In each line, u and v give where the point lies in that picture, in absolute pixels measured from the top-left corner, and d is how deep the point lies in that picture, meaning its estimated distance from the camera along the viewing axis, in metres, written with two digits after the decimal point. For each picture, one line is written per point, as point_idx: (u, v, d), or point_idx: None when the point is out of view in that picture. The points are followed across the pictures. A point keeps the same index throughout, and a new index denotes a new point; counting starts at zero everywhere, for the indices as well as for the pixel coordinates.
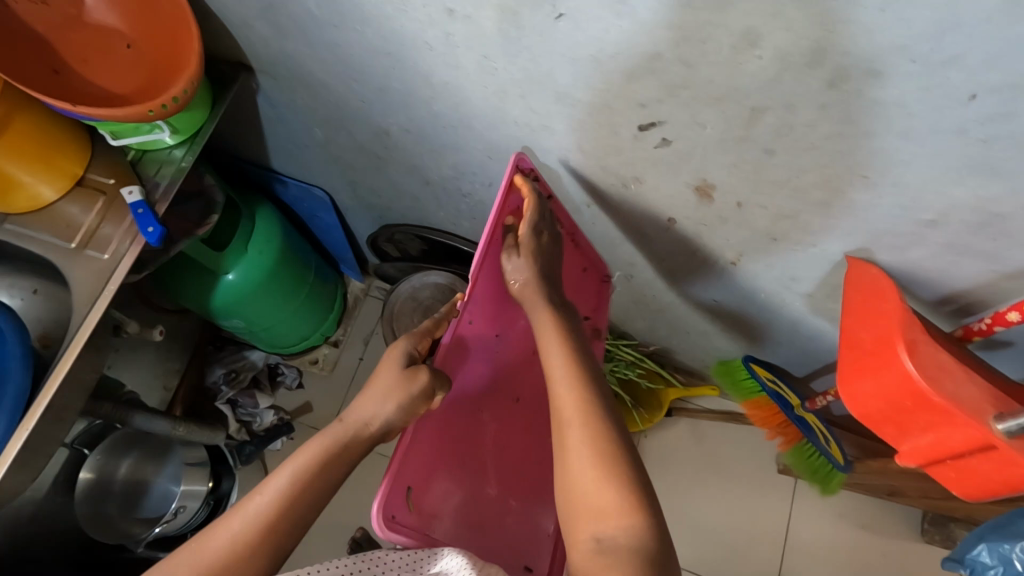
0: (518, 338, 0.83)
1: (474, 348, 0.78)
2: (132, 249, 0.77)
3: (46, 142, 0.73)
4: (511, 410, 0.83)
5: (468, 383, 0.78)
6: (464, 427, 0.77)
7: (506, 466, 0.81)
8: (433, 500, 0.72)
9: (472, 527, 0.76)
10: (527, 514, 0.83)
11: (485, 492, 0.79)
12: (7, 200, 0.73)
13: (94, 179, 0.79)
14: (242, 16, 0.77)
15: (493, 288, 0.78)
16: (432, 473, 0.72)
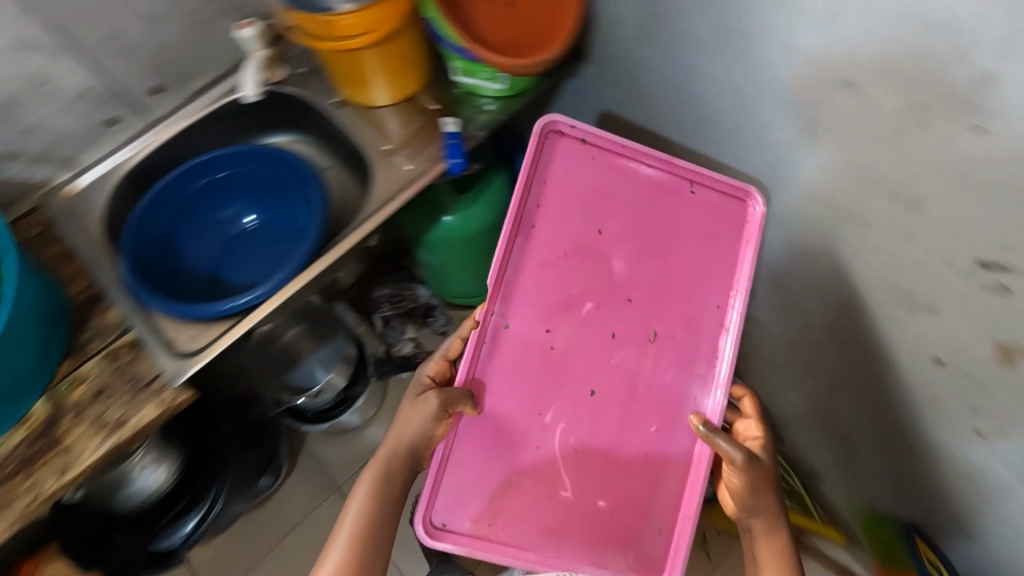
0: (581, 330, 0.74)
1: (517, 348, 0.73)
2: (431, 172, 0.85)
3: (407, 61, 0.83)
4: (589, 406, 0.73)
5: (517, 380, 0.72)
6: (518, 424, 0.72)
7: (586, 466, 0.72)
8: (499, 504, 0.70)
9: (554, 534, 0.70)
10: (629, 521, 0.72)
11: (560, 496, 0.71)
12: (356, 91, 0.86)
13: (420, 101, 0.89)
14: (615, 13, 0.80)
15: (531, 276, 0.73)
16: (475, 484, 0.70)
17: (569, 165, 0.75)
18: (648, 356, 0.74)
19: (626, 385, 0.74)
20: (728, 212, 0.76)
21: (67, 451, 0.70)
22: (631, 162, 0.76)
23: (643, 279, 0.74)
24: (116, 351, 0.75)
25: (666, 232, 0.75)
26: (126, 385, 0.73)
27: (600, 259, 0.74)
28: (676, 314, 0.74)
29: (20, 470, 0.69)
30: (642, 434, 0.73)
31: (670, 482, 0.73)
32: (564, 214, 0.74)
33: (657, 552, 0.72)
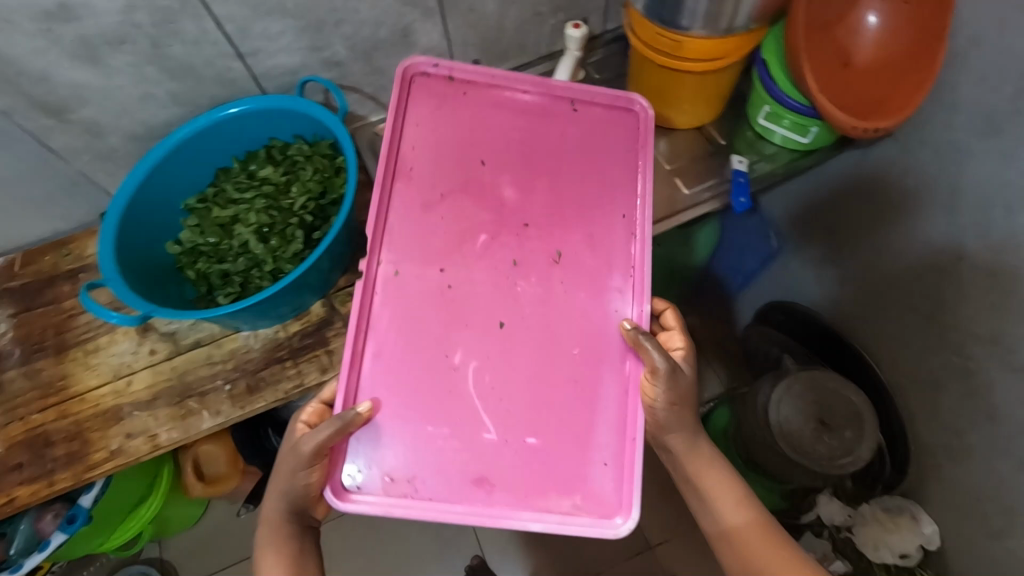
0: (474, 258, 0.67)
1: (427, 297, 0.65)
2: (709, 204, 0.84)
3: (710, 95, 0.84)
4: (494, 342, 0.64)
5: (421, 340, 0.64)
6: (421, 372, 0.63)
7: (519, 413, 0.62)
8: (410, 462, 0.59)
9: (483, 482, 0.60)
10: (568, 476, 0.61)
11: (466, 429, 0.61)
12: (647, 104, 0.88)
13: (706, 133, 0.90)
14: (964, 100, 0.77)
15: (405, 207, 0.67)
16: (386, 443, 0.60)
17: (436, 112, 0.72)
18: (560, 283, 0.66)
19: (512, 300, 0.66)
20: (619, 121, 0.74)
21: (332, 352, 0.77)
22: (506, 91, 0.74)
23: (536, 211, 0.69)
24: None
25: (546, 151, 0.72)
26: None
27: (490, 185, 0.69)
28: (580, 234, 0.68)
29: (292, 356, 0.77)
30: (565, 356, 0.64)
31: (584, 411, 0.63)
32: (444, 146, 0.70)
33: (609, 490, 0.61)
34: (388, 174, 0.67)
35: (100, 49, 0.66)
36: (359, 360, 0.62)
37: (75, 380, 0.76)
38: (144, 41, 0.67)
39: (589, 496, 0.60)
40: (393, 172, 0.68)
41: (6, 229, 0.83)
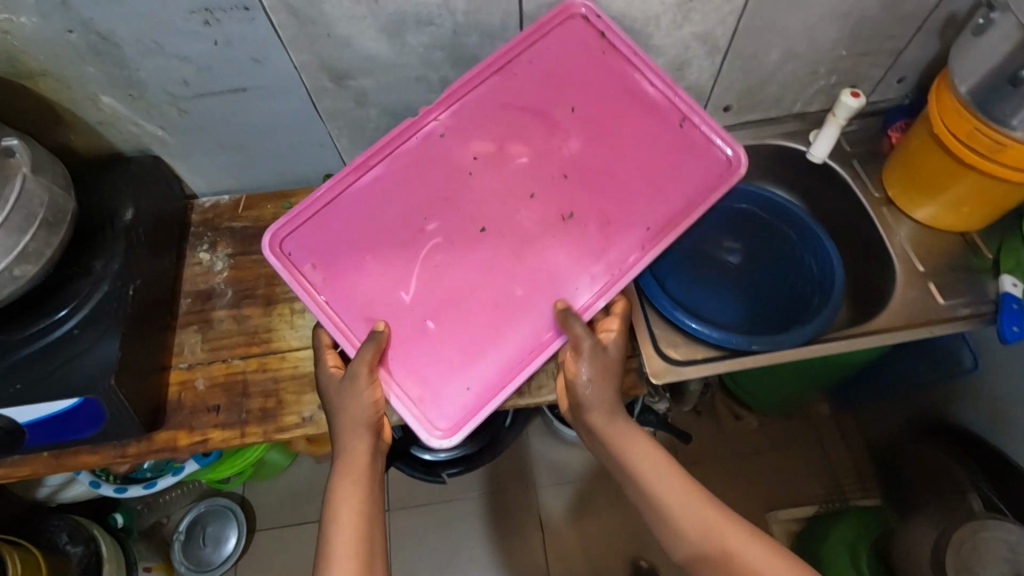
0: (504, 172, 0.71)
1: (434, 157, 0.71)
2: (967, 322, 0.75)
3: (995, 210, 0.75)
4: (465, 238, 0.70)
5: (412, 185, 0.70)
6: (394, 215, 0.70)
7: (440, 285, 0.68)
8: (333, 262, 0.69)
9: (357, 293, 0.68)
10: (442, 374, 0.66)
11: (388, 279, 0.69)
12: (909, 195, 0.81)
13: (972, 242, 0.81)
14: None
15: (485, 102, 0.71)
16: (321, 246, 0.69)
17: (572, 47, 0.70)
18: (549, 230, 0.69)
19: (513, 242, 0.70)
20: (708, 163, 0.70)
21: (532, 376, 0.74)
22: (636, 74, 0.71)
23: (585, 172, 0.70)
24: None
25: (617, 135, 0.71)
26: None
27: (555, 136, 0.71)
28: (596, 211, 0.69)
29: None
30: (504, 293, 0.68)
31: (480, 329, 0.67)
32: (543, 79, 0.71)
33: (455, 405, 0.65)
34: (499, 66, 0.71)
35: (407, 26, 0.65)
36: (365, 169, 0.70)
37: (279, 337, 0.76)
38: (449, 26, 0.66)
39: (432, 398, 0.66)
40: (500, 70, 0.71)
41: (239, 171, 0.84)
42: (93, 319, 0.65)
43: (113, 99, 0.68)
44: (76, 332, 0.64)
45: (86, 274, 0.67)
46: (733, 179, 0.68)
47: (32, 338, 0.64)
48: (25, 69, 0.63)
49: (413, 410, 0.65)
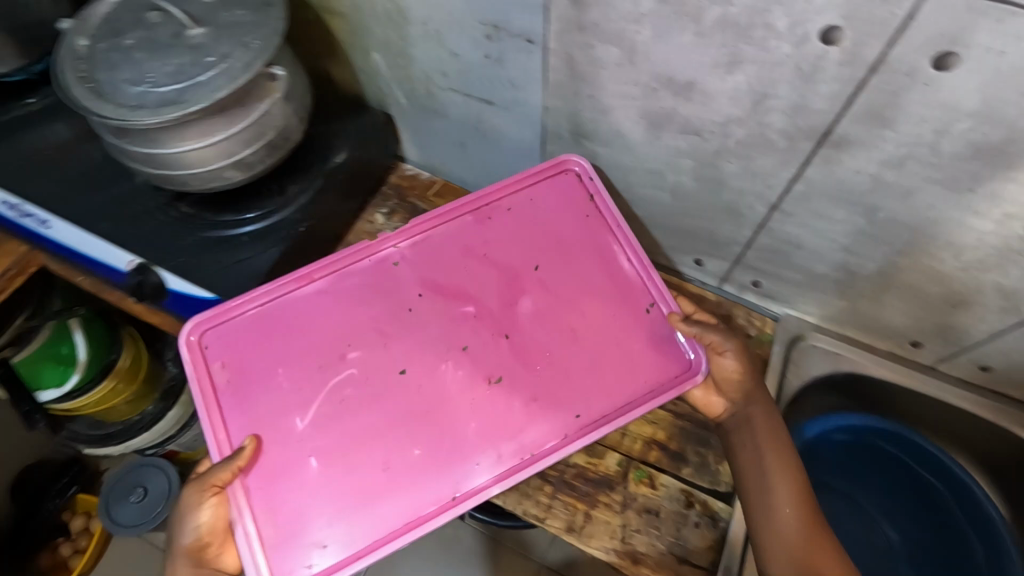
0: (443, 316, 0.65)
1: (382, 282, 0.67)
2: None
3: None
4: (386, 382, 0.62)
5: (340, 310, 0.65)
6: (313, 332, 0.64)
7: (337, 421, 0.60)
8: (245, 366, 0.62)
9: (251, 400, 0.60)
10: (296, 515, 0.55)
11: (281, 398, 0.60)
12: None
13: None
14: None
15: (449, 243, 0.69)
16: (233, 335, 0.63)
17: (563, 204, 0.70)
18: (471, 392, 0.62)
19: (436, 394, 0.62)
20: (665, 360, 0.64)
21: (588, 520, 0.65)
22: (617, 248, 0.69)
23: (530, 336, 0.65)
24: (696, 494, 0.67)
25: (584, 312, 0.66)
26: (669, 533, 0.65)
27: (509, 293, 0.67)
28: (531, 385, 0.62)
29: (552, 486, 0.67)
30: (399, 452, 0.59)
31: (360, 479, 0.57)
32: (519, 230, 0.69)
33: (295, 570, 0.53)
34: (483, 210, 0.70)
35: (671, 125, 0.58)
36: (308, 281, 0.66)
37: None
38: (713, 145, 0.58)
39: (280, 549, 0.54)
40: (474, 208, 0.70)
41: (447, 161, 0.84)
42: (263, 235, 0.70)
43: (381, 57, 0.72)
44: (245, 240, 0.70)
45: (278, 194, 0.72)
46: (687, 386, 0.63)
47: (214, 226, 0.70)
48: (328, 6, 0.68)
49: (251, 558, 0.53)
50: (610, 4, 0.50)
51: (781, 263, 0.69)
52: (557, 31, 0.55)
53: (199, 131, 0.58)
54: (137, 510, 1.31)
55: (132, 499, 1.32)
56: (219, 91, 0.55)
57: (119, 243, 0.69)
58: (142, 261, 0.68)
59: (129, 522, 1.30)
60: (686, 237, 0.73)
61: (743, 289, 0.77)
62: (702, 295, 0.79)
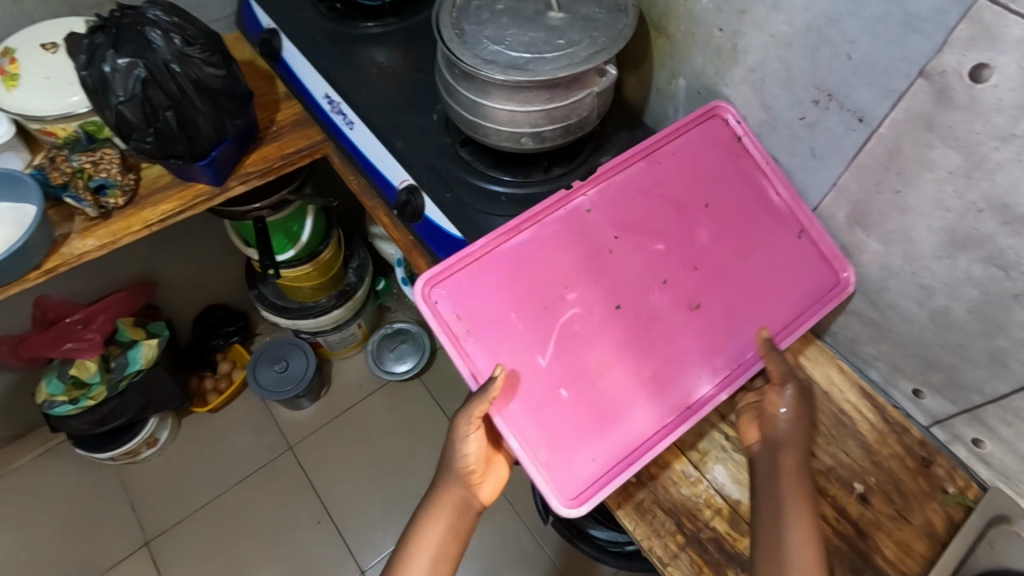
0: (647, 255, 0.67)
1: (580, 228, 0.67)
2: None
3: None
4: (611, 318, 0.64)
5: (551, 255, 0.65)
6: (536, 281, 0.64)
7: (573, 349, 0.62)
8: (477, 316, 0.63)
9: (495, 341, 0.62)
10: (568, 427, 0.59)
11: (512, 328, 0.62)
12: None
13: None
14: None
15: (632, 186, 0.69)
16: (462, 291, 0.63)
17: (711, 144, 0.71)
18: (679, 317, 0.65)
19: (658, 325, 0.64)
20: (813, 274, 0.69)
21: None
22: (766, 177, 0.70)
23: (715, 264, 0.67)
24: None
25: (753, 244, 0.69)
26: None
27: (689, 227, 0.68)
28: (725, 307, 0.66)
29: (685, 537, 0.67)
30: (633, 371, 0.62)
31: (614, 393, 0.61)
32: (688, 170, 0.71)
33: (578, 480, 0.58)
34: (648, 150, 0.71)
35: (976, 250, 0.55)
36: (515, 232, 0.66)
37: None
38: (1017, 287, 0.54)
39: (559, 464, 0.58)
40: (644, 154, 0.71)
41: None
42: (518, 199, 0.77)
43: (685, 84, 0.75)
44: (502, 199, 0.76)
45: (544, 171, 0.78)
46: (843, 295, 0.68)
47: (481, 176, 0.78)
48: (662, 26, 0.73)
49: (536, 477, 0.57)
50: (980, 115, 0.49)
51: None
52: (898, 120, 0.55)
53: (524, 98, 0.65)
54: (276, 378, 1.49)
55: (276, 367, 1.50)
56: (561, 72, 0.62)
57: (403, 161, 0.80)
58: (414, 184, 0.79)
59: (266, 386, 1.48)
60: (920, 363, 0.69)
61: (955, 441, 0.71)
62: (907, 426, 0.72)
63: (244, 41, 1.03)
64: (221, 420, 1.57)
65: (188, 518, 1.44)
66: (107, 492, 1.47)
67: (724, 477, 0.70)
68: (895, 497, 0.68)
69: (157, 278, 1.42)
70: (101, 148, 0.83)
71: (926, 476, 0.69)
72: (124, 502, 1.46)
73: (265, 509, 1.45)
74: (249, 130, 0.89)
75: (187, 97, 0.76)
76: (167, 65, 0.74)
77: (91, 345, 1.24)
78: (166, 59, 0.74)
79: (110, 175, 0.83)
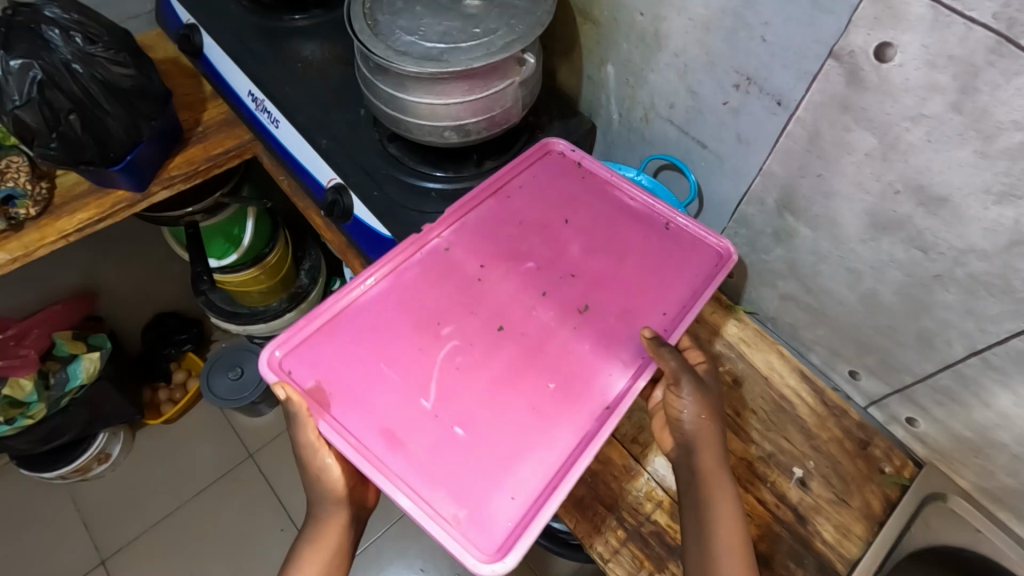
0: (517, 276, 0.65)
1: (440, 267, 0.65)
2: None
3: None
4: (493, 346, 0.60)
5: (416, 297, 0.63)
6: (401, 324, 0.61)
7: (461, 386, 0.58)
8: (344, 380, 0.58)
9: (371, 397, 0.57)
10: (472, 476, 0.53)
11: (386, 376, 0.58)
12: None
13: None
14: None
15: (489, 219, 0.69)
16: (322, 362, 0.59)
17: (557, 173, 0.73)
18: (568, 324, 0.61)
19: (550, 337, 0.61)
20: (704, 249, 0.66)
21: None
22: (618, 185, 0.71)
23: (591, 267, 0.65)
24: None
25: (627, 240, 0.67)
26: None
27: (554, 241, 0.67)
28: (612, 298, 0.63)
29: (626, 532, 0.66)
30: (534, 393, 0.57)
31: (517, 424, 0.55)
32: (539, 195, 0.71)
33: (495, 529, 0.50)
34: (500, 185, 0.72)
35: (897, 231, 0.55)
36: (369, 282, 0.64)
37: None
38: (938, 268, 0.54)
39: (470, 515, 0.51)
40: (494, 186, 0.71)
41: None
42: (449, 195, 0.74)
43: (613, 71, 0.73)
44: (433, 195, 0.74)
45: (475, 165, 0.76)
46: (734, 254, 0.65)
47: (410, 173, 0.75)
48: (587, 11, 0.71)
49: (442, 532, 0.49)
50: (890, 95, 0.48)
51: (955, 414, 0.63)
52: (814, 102, 0.54)
53: (443, 90, 0.63)
54: (231, 386, 1.45)
55: (230, 374, 1.46)
56: (476, 61, 0.59)
57: (329, 160, 0.77)
58: (342, 182, 0.76)
59: (221, 394, 1.43)
60: (855, 346, 0.69)
61: (892, 422, 0.71)
62: (845, 409, 0.72)
63: (166, 38, 0.98)
64: (177, 431, 1.53)
65: (143, 534, 1.39)
66: (59, 510, 1.41)
67: (664, 469, 0.69)
68: (834, 481, 0.68)
69: (98, 288, 1.37)
70: (7, 155, 0.79)
71: (865, 458, 0.70)
72: (77, 520, 1.41)
73: (225, 521, 1.41)
74: (172, 130, 0.86)
75: (92, 100, 0.72)
76: (67, 65, 0.70)
77: (24, 362, 1.17)
78: (66, 58, 0.70)
79: (17, 184, 0.78)
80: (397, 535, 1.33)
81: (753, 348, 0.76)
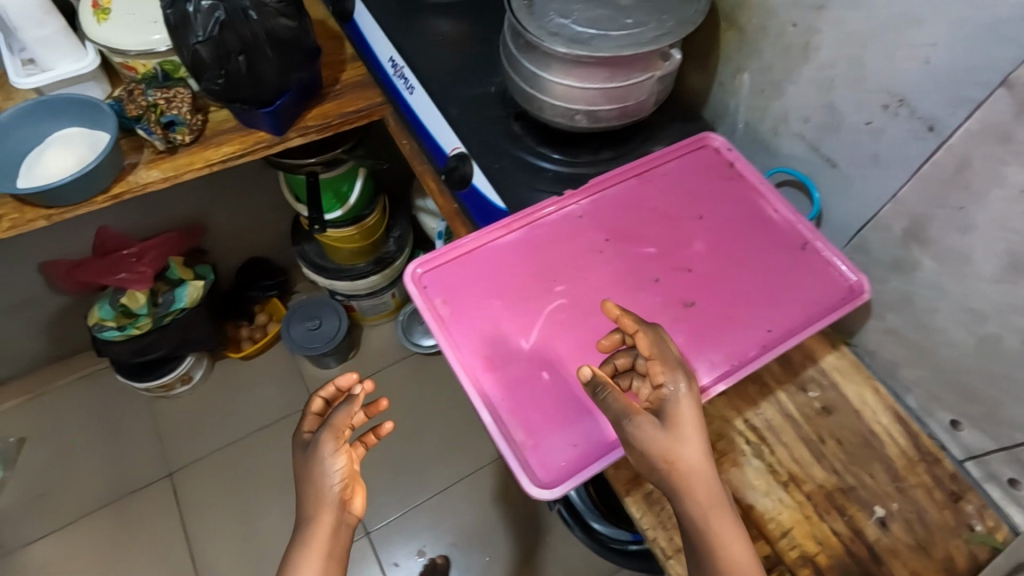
0: (639, 255, 0.65)
1: (571, 231, 0.67)
2: None
3: None
4: (597, 310, 0.62)
5: (544, 252, 0.65)
6: (525, 271, 0.64)
7: (560, 334, 0.60)
8: (463, 300, 0.62)
9: (481, 321, 0.60)
10: (546, 414, 0.56)
11: (497, 309, 0.61)
12: None
13: None
14: None
15: (626, 198, 0.69)
16: (451, 280, 0.63)
17: (701, 167, 0.72)
18: (671, 316, 0.62)
19: (650, 319, 0.61)
20: (826, 284, 0.64)
21: None
22: (761, 198, 0.70)
23: (709, 268, 0.65)
24: None
25: (754, 254, 0.66)
26: None
27: (682, 234, 0.67)
28: (720, 305, 0.62)
29: None
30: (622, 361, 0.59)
31: None
32: (677, 187, 0.71)
33: (553, 465, 0.53)
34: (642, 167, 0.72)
35: None
36: (507, 230, 0.66)
37: None
38: None
39: (536, 447, 0.54)
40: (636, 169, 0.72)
41: None
42: (564, 177, 0.77)
43: (749, 79, 0.74)
44: (549, 175, 0.77)
45: (593, 153, 0.78)
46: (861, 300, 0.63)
47: (529, 150, 0.78)
48: (733, 17, 0.71)
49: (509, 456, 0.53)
50: None
51: None
52: (970, 131, 0.53)
53: (584, 74, 0.65)
54: (308, 334, 1.52)
55: (308, 324, 1.53)
56: (625, 50, 0.62)
57: (455, 128, 0.81)
58: (465, 152, 0.78)
59: (298, 341, 1.51)
60: (963, 393, 0.66)
61: (989, 480, 0.67)
62: (939, 457, 0.69)
63: None
64: (251, 368, 1.63)
65: (210, 454, 1.50)
66: (139, 420, 1.54)
67: (739, 480, 0.69)
68: (917, 527, 0.66)
69: (207, 225, 1.48)
70: (176, 87, 0.87)
71: (953, 510, 0.67)
72: (152, 433, 1.53)
73: (280, 459, 1.50)
74: (313, 83, 0.92)
75: (259, 44, 0.79)
76: (245, 11, 0.77)
77: (141, 278, 1.30)
78: (245, 5, 0.77)
79: (181, 113, 0.87)
80: (436, 506, 1.38)
81: (847, 379, 0.74)
